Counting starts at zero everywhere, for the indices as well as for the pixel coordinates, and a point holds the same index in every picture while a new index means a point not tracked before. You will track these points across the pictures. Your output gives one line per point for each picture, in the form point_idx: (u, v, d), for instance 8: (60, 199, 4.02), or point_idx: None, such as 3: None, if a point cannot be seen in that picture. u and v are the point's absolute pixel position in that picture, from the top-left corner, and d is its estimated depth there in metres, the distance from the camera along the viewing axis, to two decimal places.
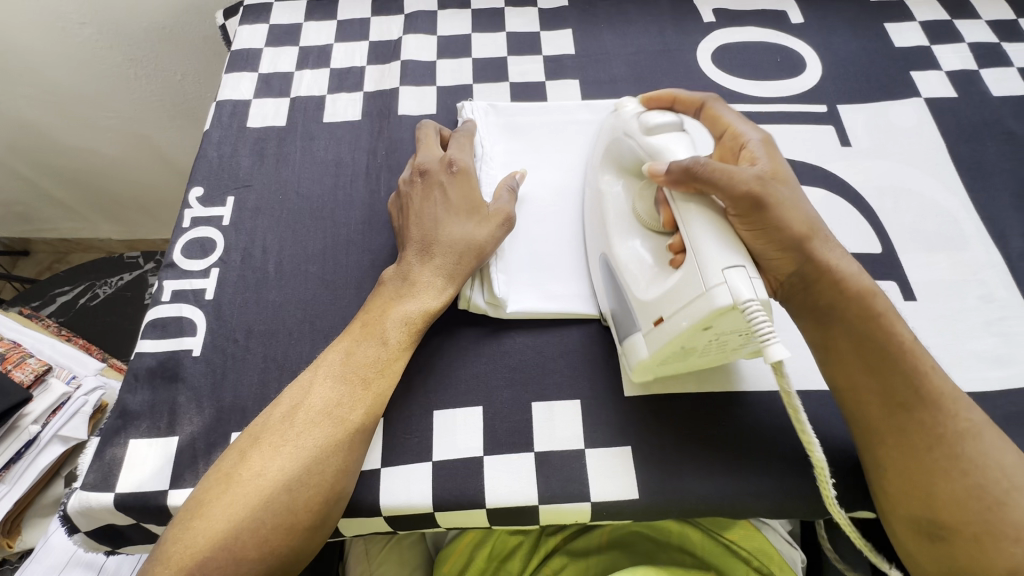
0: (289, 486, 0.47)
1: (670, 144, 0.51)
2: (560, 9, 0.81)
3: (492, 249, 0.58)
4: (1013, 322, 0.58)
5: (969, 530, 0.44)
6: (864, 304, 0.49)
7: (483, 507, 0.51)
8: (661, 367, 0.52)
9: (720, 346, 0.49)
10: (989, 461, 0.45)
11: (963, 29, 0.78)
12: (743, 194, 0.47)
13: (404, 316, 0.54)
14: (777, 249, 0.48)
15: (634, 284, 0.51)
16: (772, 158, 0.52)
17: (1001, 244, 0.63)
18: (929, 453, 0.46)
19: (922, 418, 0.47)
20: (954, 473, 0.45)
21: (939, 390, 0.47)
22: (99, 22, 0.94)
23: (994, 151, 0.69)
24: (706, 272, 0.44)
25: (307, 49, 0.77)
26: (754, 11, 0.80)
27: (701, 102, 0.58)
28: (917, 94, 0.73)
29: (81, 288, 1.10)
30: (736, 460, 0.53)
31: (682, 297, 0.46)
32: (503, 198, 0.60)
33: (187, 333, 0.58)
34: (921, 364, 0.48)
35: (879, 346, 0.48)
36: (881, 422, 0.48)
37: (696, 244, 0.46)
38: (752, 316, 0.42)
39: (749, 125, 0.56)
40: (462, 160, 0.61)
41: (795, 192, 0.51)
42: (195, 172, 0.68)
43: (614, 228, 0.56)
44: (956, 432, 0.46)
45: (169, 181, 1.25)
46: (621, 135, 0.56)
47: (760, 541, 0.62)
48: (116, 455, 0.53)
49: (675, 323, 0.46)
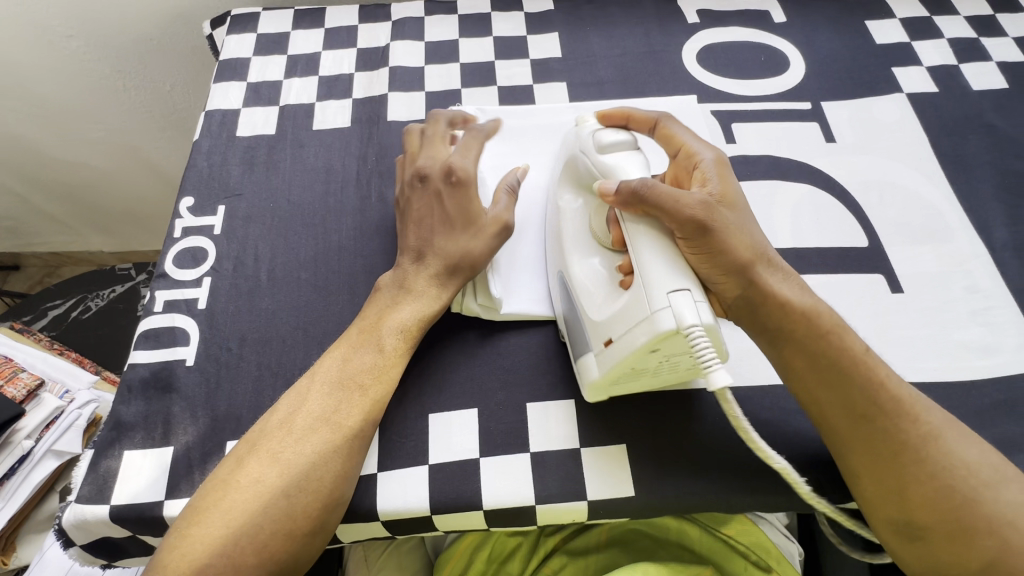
0: (286, 493, 0.47)
1: (622, 163, 0.52)
2: (546, 13, 0.82)
3: (484, 264, 0.58)
4: (998, 311, 0.59)
5: (943, 530, 0.45)
6: (813, 324, 0.49)
7: (480, 509, 0.51)
8: (615, 385, 0.52)
9: (673, 366, 0.49)
10: (955, 458, 0.46)
11: (942, 25, 0.79)
12: (687, 220, 0.47)
13: (399, 323, 0.54)
14: (719, 272, 0.48)
15: (587, 302, 0.51)
16: (723, 180, 0.52)
17: (985, 235, 0.64)
18: (896, 460, 0.46)
19: (887, 428, 0.47)
20: (921, 477, 0.46)
21: (898, 396, 0.48)
22: (86, 35, 0.94)
23: (975, 144, 0.70)
24: (651, 296, 0.45)
25: (295, 57, 0.78)
26: (737, 11, 0.81)
27: (656, 120, 0.57)
28: (899, 89, 0.74)
29: (73, 301, 1.09)
30: (729, 455, 0.53)
31: (630, 318, 0.46)
32: (503, 205, 0.59)
33: (181, 343, 0.58)
34: (878, 373, 0.48)
35: (828, 363, 0.48)
36: (847, 433, 0.48)
37: (643, 265, 0.46)
38: (693, 341, 0.42)
39: (703, 143, 0.55)
40: (465, 167, 0.59)
41: (742, 217, 0.50)
42: (185, 182, 0.68)
43: (570, 245, 0.56)
44: (919, 437, 0.47)
45: (159, 192, 1.25)
46: (577, 152, 0.56)
47: (757, 536, 0.63)
48: (111, 467, 0.52)
49: (623, 345, 0.47)
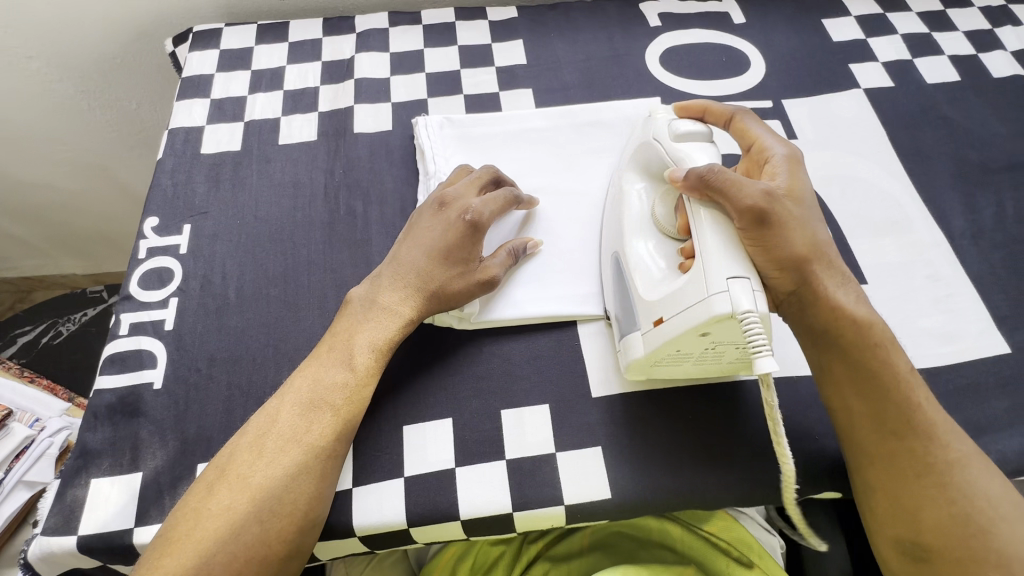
0: (260, 518, 0.46)
1: (693, 153, 0.53)
2: (510, 21, 0.82)
3: (452, 304, 0.56)
4: (959, 298, 0.61)
5: (952, 555, 0.46)
6: (864, 328, 0.50)
7: (457, 519, 0.51)
8: (654, 368, 0.53)
9: (714, 356, 0.50)
10: (976, 489, 0.47)
11: (895, 21, 0.81)
12: (750, 209, 0.48)
13: (369, 341, 0.54)
14: (775, 265, 0.49)
15: (643, 285, 0.52)
16: (793, 176, 0.53)
17: (944, 224, 0.65)
18: (917, 480, 0.47)
19: (914, 446, 0.48)
20: (941, 502, 0.46)
21: (931, 419, 0.48)
22: (47, 56, 0.93)
23: (931, 136, 0.72)
24: (710, 279, 0.45)
25: (259, 73, 0.77)
26: (697, 13, 0.82)
27: (731, 115, 0.58)
28: (856, 85, 0.76)
29: (43, 327, 1.07)
30: (704, 452, 0.54)
31: (682, 302, 0.47)
32: (497, 260, 0.58)
33: (148, 366, 0.57)
34: (914, 395, 0.49)
35: (872, 371, 0.49)
36: (876, 444, 0.49)
37: (704, 247, 0.47)
38: (746, 326, 0.44)
39: (778, 139, 0.56)
40: (482, 213, 0.57)
41: (805, 213, 0.51)
42: (150, 202, 0.67)
43: (631, 224, 0.56)
44: (946, 462, 0.47)
45: (131, 212, 1.23)
46: (651, 139, 0.57)
47: (738, 531, 0.63)
48: (78, 496, 0.51)
49: (672, 327, 0.47)
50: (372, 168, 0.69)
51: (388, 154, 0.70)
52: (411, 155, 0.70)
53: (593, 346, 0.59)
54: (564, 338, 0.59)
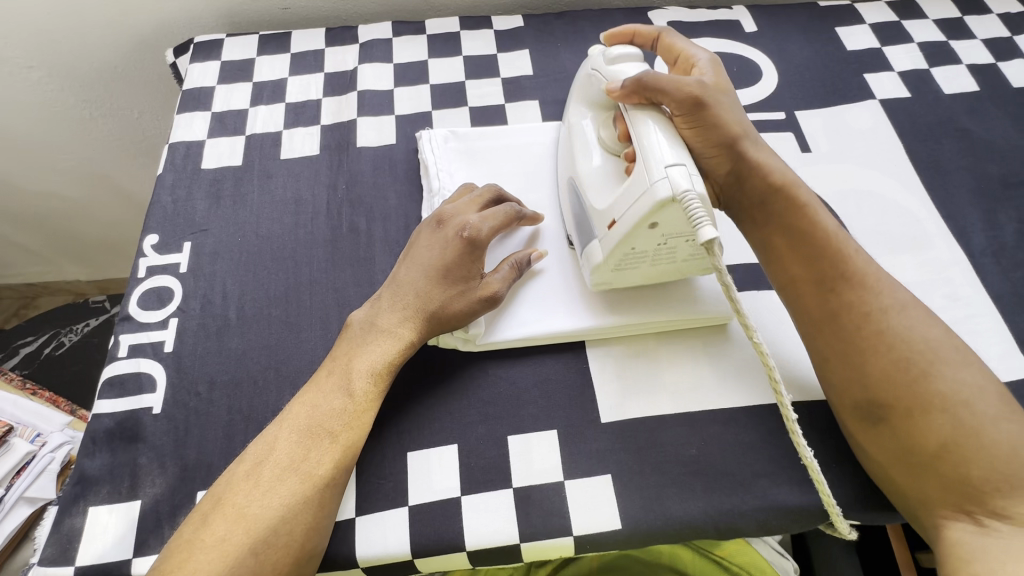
0: (256, 549, 0.45)
1: (628, 70, 0.55)
2: (516, 30, 0.81)
3: (462, 322, 0.55)
4: (980, 319, 0.59)
5: (902, 406, 0.48)
6: (789, 197, 0.55)
7: (462, 550, 0.50)
8: (617, 273, 0.56)
9: (665, 249, 0.53)
10: (912, 333, 0.50)
11: (911, 29, 0.79)
12: (686, 97, 0.53)
13: (370, 365, 0.52)
14: (711, 147, 0.55)
15: (594, 195, 0.55)
16: (717, 74, 0.58)
17: (964, 241, 0.63)
18: (856, 333, 0.51)
19: (850, 298, 0.52)
20: (883, 350, 0.50)
21: (862, 269, 0.53)
22: (47, 65, 0.91)
23: (949, 148, 0.70)
24: (650, 170, 0.48)
25: (261, 84, 0.76)
26: (708, 22, 0.81)
27: (657, 33, 0.62)
28: (871, 96, 0.74)
29: (45, 337, 1.06)
30: (719, 480, 0.52)
31: (630, 197, 0.50)
32: (499, 276, 0.57)
33: (147, 390, 0.56)
34: (845, 249, 0.53)
35: (808, 238, 0.54)
36: (817, 308, 0.53)
37: (643, 145, 0.50)
38: (688, 206, 0.46)
39: (700, 49, 0.62)
40: (479, 229, 0.56)
41: (730, 98, 0.57)
42: (149, 219, 0.65)
43: (578, 147, 0.60)
44: (880, 309, 0.51)
45: (133, 220, 1.22)
46: (591, 71, 0.59)
47: (751, 555, 0.65)
48: (75, 525, 0.50)
49: (623, 225, 0.50)
50: (375, 183, 0.68)
51: (392, 169, 0.69)
52: (415, 169, 0.69)
53: (601, 365, 0.57)
54: (572, 359, 0.58)
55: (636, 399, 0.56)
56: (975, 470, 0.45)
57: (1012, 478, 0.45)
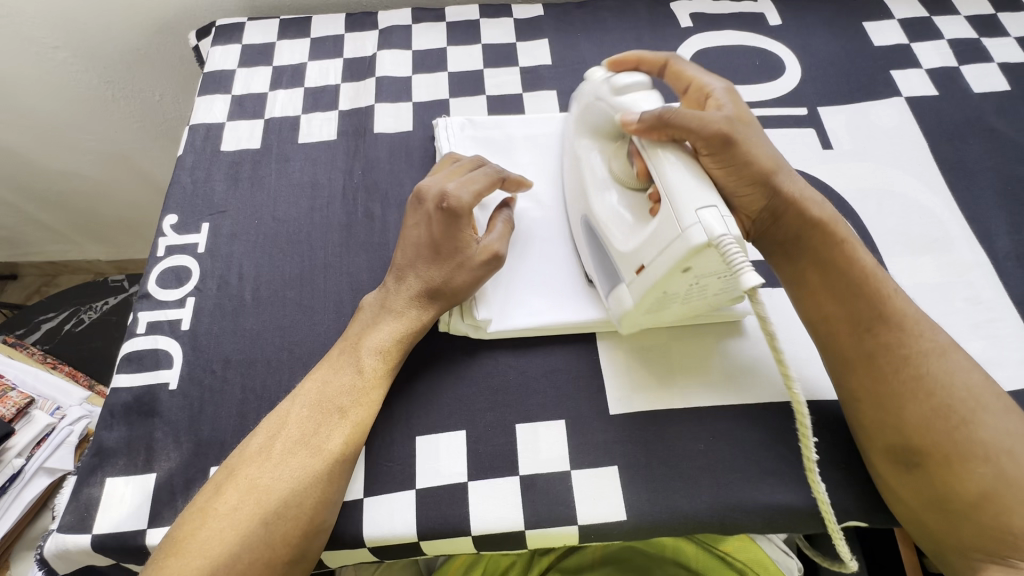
0: (265, 519, 0.46)
1: (639, 102, 0.54)
2: (536, 19, 0.80)
3: (471, 290, 0.56)
4: (1000, 324, 0.57)
5: (940, 453, 0.46)
6: (824, 235, 0.53)
7: (468, 534, 0.50)
8: (647, 316, 0.54)
9: (701, 290, 0.51)
10: (953, 378, 0.48)
11: (941, 25, 0.77)
12: (713, 134, 0.51)
13: (379, 343, 0.53)
14: (746, 184, 0.53)
15: (614, 236, 0.53)
16: (737, 103, 0.56)
17: (987, 244, 0.62)
18: (895, 377, 0.49)
19: (888, 339, 0.50)
20: (922, 396, 0.48)
21: (903, 312, 0.51)
22: (73, 46, 0.93)
23: (976, 149, 0.68)
24: (681, 214, 0.46)
25: (281, 68, 0.76)
26: (731, 14, 0.79)
27: (665, 60, 0.59)
28: (897, 93, 0.72)
29: (65, 314, 1.08)
30: (725, 476, 0.52)
31: (660, 242, 0.48)
32: (494, 235, 0.57)
33: (164, 365, 0.57)
34: (883, 288, 0.51)
35: (841, 276, 0.52)
36: (853, 349, 0.51)
37: (670, 184, 0.48)
38: (725, 250, 0.44)
39: (713, 77, 0.59)
40: (459, 197, 0.55)
41: (758, 133, 0.54)
42: (169, 199, 0.66)
43: (591, 182, 0.58)
44: (921, 351, 0.49)
45: (153, 201, 1.24)
46: (592, 100, 0.58)
47: (756, 552, 0.64)
48: (92, 495, 0.51)
49: (654, 269, 0.48)
50: (391, 170, 0.68)
51: (408, 156, 0.69)
52: (430, 157, 0.69)
53: (610, 360, 0.57)
54: (582, 351, 0.58)
55: (646, 390, 0.55)
56: (1014, 518, 0.44)
57: None
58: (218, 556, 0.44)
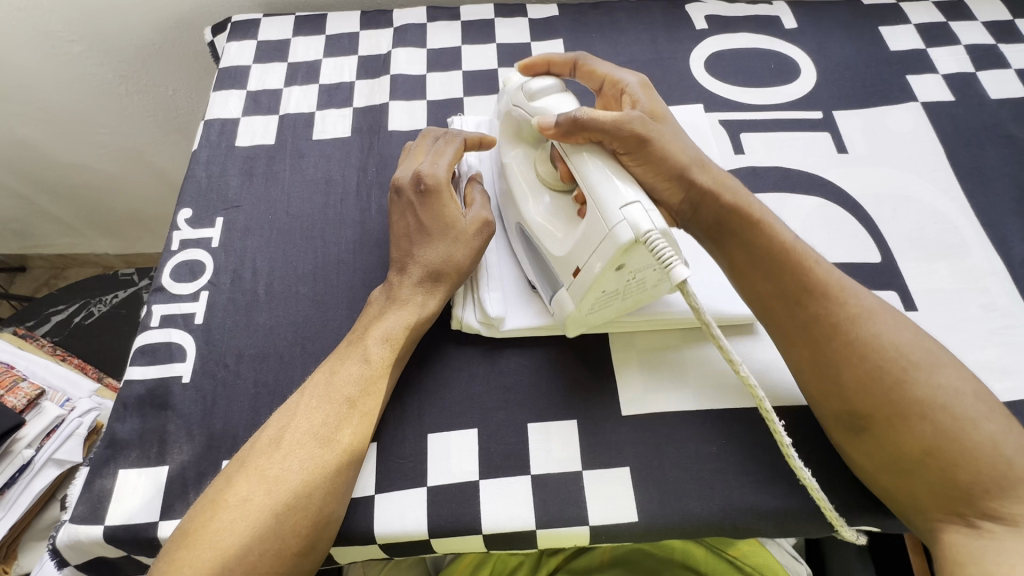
0: (274, 509, 0.46)
1: (552, 105, 0.54)
2: (551, 19, 0.80)
3: (472, 258, 0.57)
4: (1017, 331, 0.57)
5: (882, 414, 0.47)
6: (744, 215, 0.53)
7: (479, 533, 0.50)
8: (592, 315, 0.53)
9: (638, 285, 0.51)
10: (881, 338, 0.48)
11: (958, 30, 0.77)
12: (629, 136, 0.50)
13: (386, 333, 0.53)
14: (663, 179, 0.53)
15: (549, 240, 0.53)
16: (650, 99, 0.57)
17: (1003, 250, 0.62)
18: (828, 344, 0.49)
19: (817, 309, 0.50)
20: (853, 360, 0.48)
21: (824, 281, 0.51)
22: (89, 40, 0.93)
23: (993, 155, 0.68)
24: (607, 214, 0.47)
25: (296, 65, 0.77)
26: (747, 16, 0.79)
27: (574, 61, 0.60)
28: (914, 98, 0.72)
29: (75, 307, 1.09)
30: (738, 479, 0.52)
31: (590, 242, 0.48)
32: (477, 205, 0.58)
33: (178, 359, 0.57)
34: (804, 260, 0.51)
35: (766, 254, 0.52)
36: (785, 322, 0.51)
37: (592, 189, 0.48)
38: (652, 244, 0.44)
39: (625, 71, 0.60)
40: (436, 175, 0.56)
41: (672, 127, 0.55)
42: (183, 193, 0.67)
43: (518, 190, 0.57)
44: (848, 317, 0.49)
45: (164, 196, 1.25)
46: (510, 106, 0.58)
47: (764, 557, 0.64)
48: (105, 487, 0.52)
49: (591, 269, 0.48)
50: None
51: None
52: None
53: (621, 359, 0.57)
54: (594, 351, 0.58)
55: (659, 391, 0.55)
56: (960, 471, 0.44)
57: (1000, 479, 0.44)
58: (224, 540, 0.45)
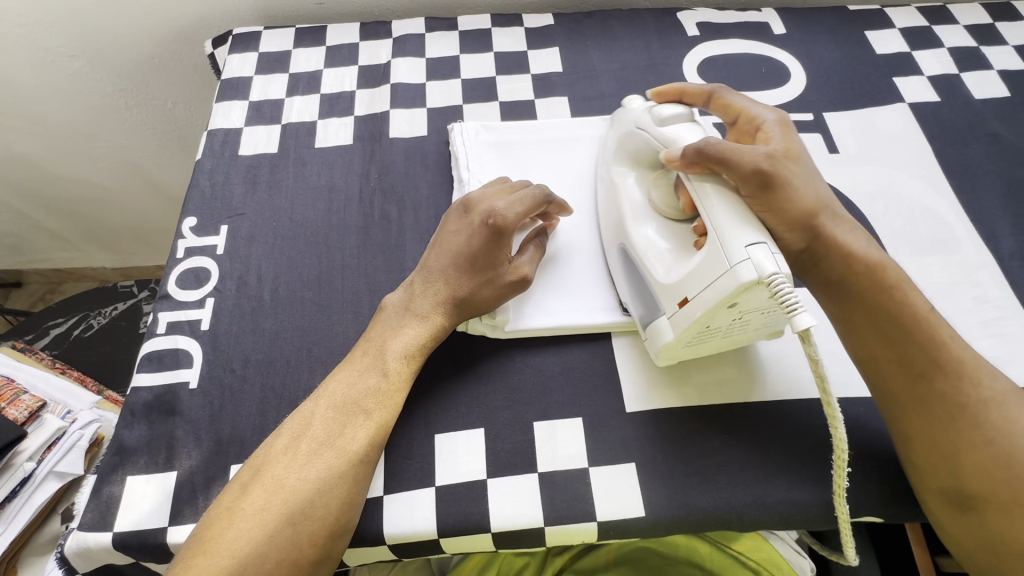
0: (292, 519, 0.46)
1: (681, 134, 0.54)
2: (547, 28, 0.82)
3: (493, 305, 0.56)
4: (1008, 322, 0.58)
5: (998, 499, 0.46)
6: (873, 278, 0.51)
7: (488, 531, 0.50)
8: (688, 349, 0.53)
9: (743, 326, 0.52)
10: (1016, 428, 0.47)
11: (941, 33, 0.79)
12: (754, 174, 0.49)
13: (404, 347, 0.54)
14: (786, 225, 0.51)
15: (657, 268, 0.54)
16: (785, 139, 0.55)
17: (992, 244, 0.63)
18: (952, 423, 0.48)
19: (945, 388, 0.48)
20: (979, 441, 0.47)
21: (960, 359, 0.49)
22: (88, 55, 0.94)
23: (979, 153, 0.70)
24: (730, 250, 0.46)
25: (297, 76, 0.78)
26: (737, 23, 0.81)
27: (710, 92, 0.59)
28: (900, 99, 0.74)
29: (74, 320, 1.09)
30: (741, 472, 0.53)
31: (706, 276, 0.48)
32: (527, 258, 0.58)
33: (184, 365, 0.57)
34: (939, 334, 0.50)
35: (893, 318, 0.50)
36: (904, 392, 0.50)
37: (716, 222, 0.48)
38: (776, 289, 0.44)
39: (761, 108, 0.58)
40: (506, 214, 0.55)
41: (805, 171, 0.53)
42: (188, 202, 0.67)
43: (627, 210, 0.58)
44: (979, 401, 0.48)
45: (163, 208, 1.25)
46: (633, 128, 0.59)
47: (768, 551, 0.65)
48: (113, 493, 0.52)
49: (700, 304, 0.48)
50: (407, 174, 0.69)
51: (423, 161, 0.70)
52: (445, 161, 0.70)
53: (626, 359, 0.58)
54: (598, 350, 0.59)
55: (662, 389, 0.56)
56: None
57: None
58: (240, 547, 0.45)
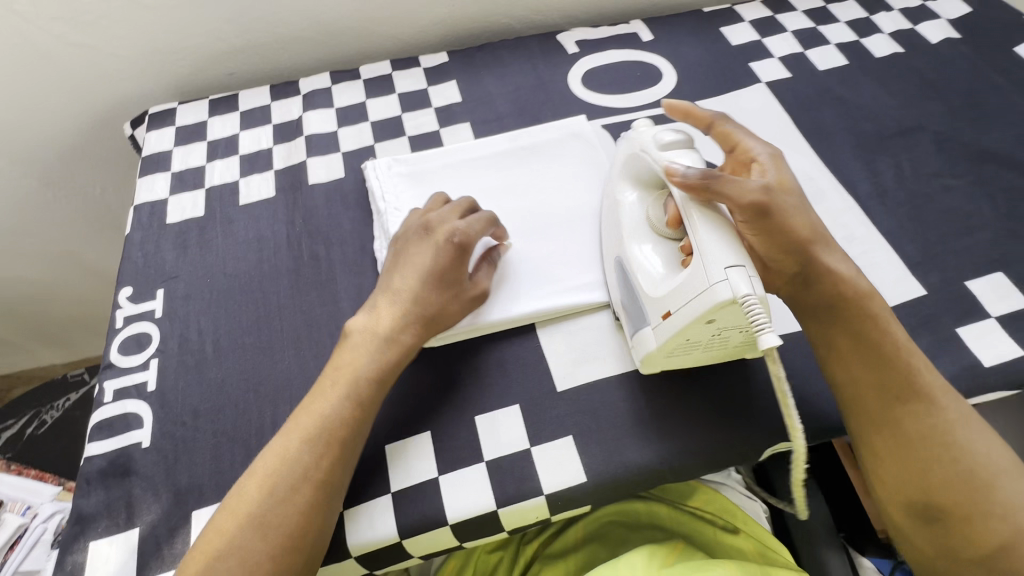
0: (274, 555, 0.48)
1: (678, 157, 0.56)
2: (442, 65, 0.90)
3: (457, 318, 0.61)
4: (874, 253, 0.67)
5: (961, 511, 0.50)
6: (859, 306, 0.54)
7: (446, 524, 0.54)
8: (669, 358, 0.57)
9: (723, 340, 0.54)
10: (976, 445, 0.52)
11: (784, 20, 0.91)
12: (752, 204, 0.51)
13: (369, 375, 0.55)
14: (781, 251, 0.53)
15: (648, 283, 0.56)
16: (779, 171, 0.57)
17: (852, 190, 0.72)
18: (923, 444, 0.52)
19: (918, 409, 0.52)
20: (946, 460, 0.51)
21: (931, 384, 0.53)
22: (8, 155, 0.97)
23: (830, 115, 0.80)
24: (709, 269, 0.49)
25: (215, 142, 0.83)
26: (610, 36, 0.91)
27: (711, 119, 0.61)
28: (758, 80, 0.84)
29: (26, 418, 1.07)
30: (667, 425, 0.58)
31: (688, 293, 0.50)
32: (483, 274, 0.63)
33: (135, 427, 0.59)
34: (914, 363, 0.53)
35: (876, 342, 0.54)
36: (880, 413, 0.53)
37: (699, 241, 0.50)
38: (749, 309, 0.47)
39: (756, 139, 0.60)
40: (468, 234, 0.61)
41: (796, 200, 0.55)
42: (122, 274, 0.70)
43: (628, 228, 0.61)
44: (947, 422, 0.52)
45: (106, 292, 1.25)
46: (638, 149, 0.61)
47: (721, 502, 0.69)
48: (77, 561, 0.53)
49: (682, 317, 0.51)
50: (329, 214, 0.74)
51: (343, 200, 0.75)
52: (365, 197, 0.76)
53: (551, 344, 0.63)
54: (527, 342, 0.64)
55: (588, 366, 0.62)
56: None
57: None
58: None
